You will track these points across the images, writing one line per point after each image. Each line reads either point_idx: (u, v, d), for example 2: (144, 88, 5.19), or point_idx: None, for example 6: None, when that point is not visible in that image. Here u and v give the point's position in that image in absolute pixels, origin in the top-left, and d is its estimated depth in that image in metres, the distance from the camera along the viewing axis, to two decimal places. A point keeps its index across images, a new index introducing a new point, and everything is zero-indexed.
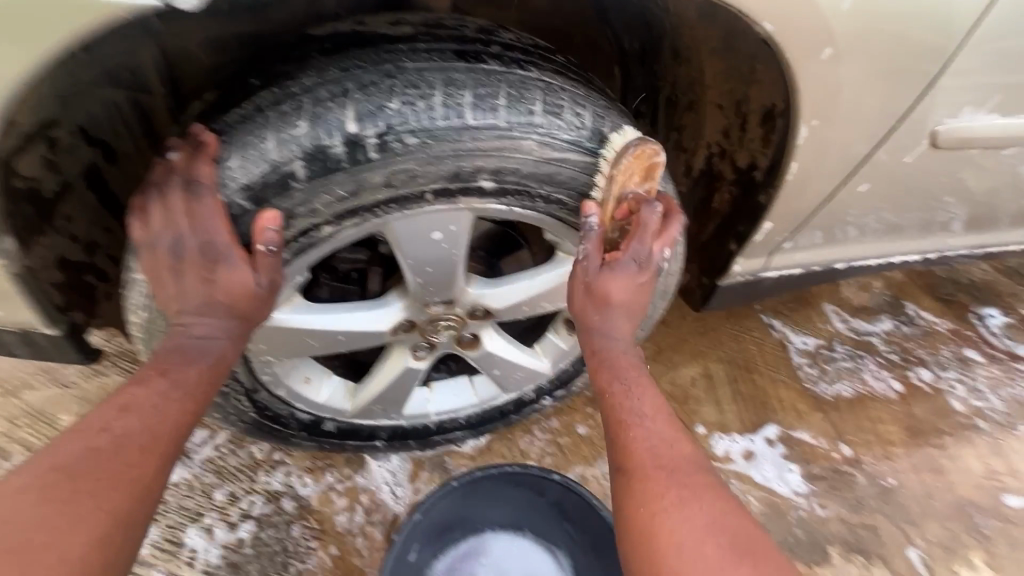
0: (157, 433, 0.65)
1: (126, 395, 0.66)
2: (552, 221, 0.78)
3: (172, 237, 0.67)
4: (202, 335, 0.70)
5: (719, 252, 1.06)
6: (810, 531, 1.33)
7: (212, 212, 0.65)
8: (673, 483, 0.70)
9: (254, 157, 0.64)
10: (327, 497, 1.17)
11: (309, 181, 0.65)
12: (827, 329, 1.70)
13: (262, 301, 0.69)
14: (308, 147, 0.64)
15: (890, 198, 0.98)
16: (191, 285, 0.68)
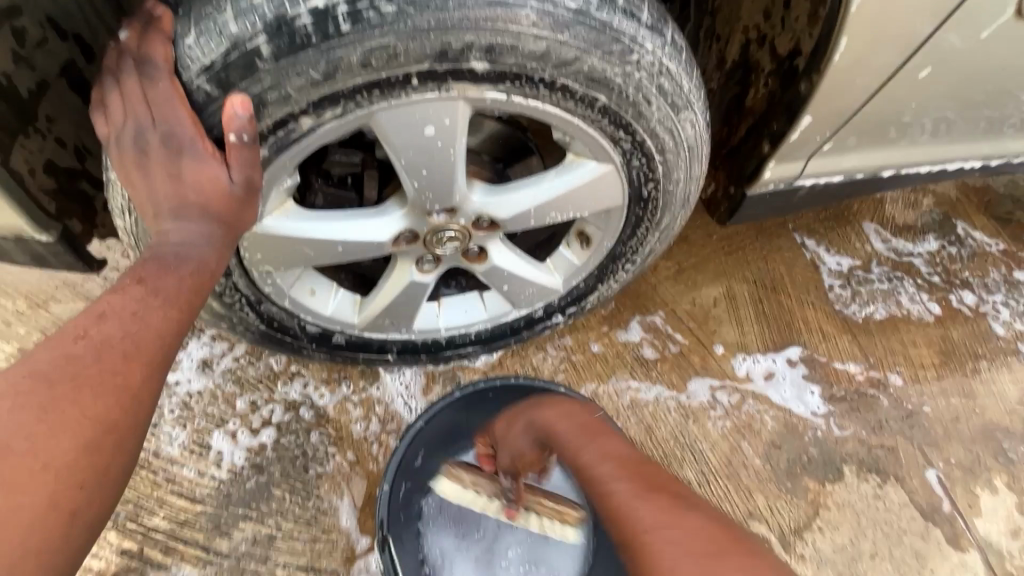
0: (141, 343, 0.58)
1: (106, 302, 0.59)
2: (557, 112, 0.70)
3: (133, 130, 0.61)
4: (179, 241, 0.63)
5: (749, 158, 0.96)
6: (827, 450, 1.30)
7: (172, 95, 0.60)
8: None
9: (217, 33, 0.58)
10: (342, 407, 1.20)
11: (276, 61, 0.58)
12: (865, 249, 1.59)
13: (238, 199, 0.64)
14: (273, 19, 0.57)
15: (958, 89, 0.84)
16: (160, 184, 0.62)
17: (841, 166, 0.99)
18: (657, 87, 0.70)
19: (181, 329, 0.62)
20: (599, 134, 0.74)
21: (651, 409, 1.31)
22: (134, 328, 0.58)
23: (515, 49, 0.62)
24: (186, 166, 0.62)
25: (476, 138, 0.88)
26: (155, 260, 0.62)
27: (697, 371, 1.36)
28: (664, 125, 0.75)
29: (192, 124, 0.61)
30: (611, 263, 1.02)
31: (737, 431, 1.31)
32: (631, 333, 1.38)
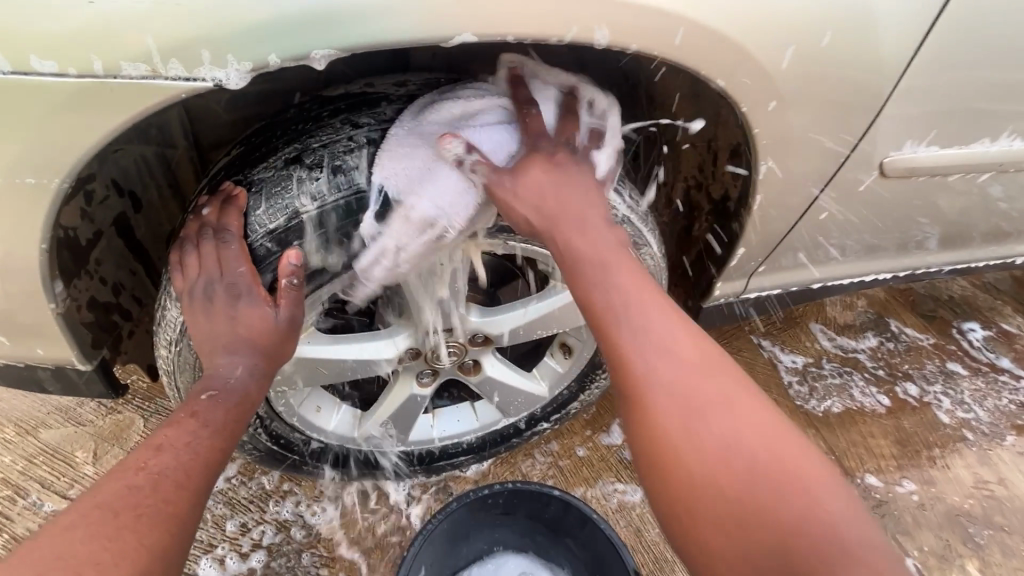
0: (195, 468, 0.70)
1: (163, 437, 0.71)
2: (544, 250, 0.88)
3: (203, 282, 0.77)
4: (229, 375, 0.79)
5: (701, 276, 1.14)
6: None
7: (239, 257, 0.76)
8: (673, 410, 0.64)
9: (281, 204, 0.74)
10: (334, 525, 1.20)
11: (333, 223, 0.76)
12: (815, 347, 1.77)
13: (283, 332, 0.79)
14: (331, 193, 0.74)
15: (856, 222, 1.06)
16: (221, 327, 0.78)
17: (778, 281, 1.18)
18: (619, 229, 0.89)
19: (221, 458, 0.74)
20: None
21: (639, 512, 1.34)
22: (184, 459, 0.69)
23: None
24: (244, 311, 0.77)
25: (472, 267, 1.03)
26: (208, 397, 0.77)
27: None
28: None
29: (253, 281, 0.77)
30: (592, 371, 1.13)
31: None
32: (613, 435, 1.45)
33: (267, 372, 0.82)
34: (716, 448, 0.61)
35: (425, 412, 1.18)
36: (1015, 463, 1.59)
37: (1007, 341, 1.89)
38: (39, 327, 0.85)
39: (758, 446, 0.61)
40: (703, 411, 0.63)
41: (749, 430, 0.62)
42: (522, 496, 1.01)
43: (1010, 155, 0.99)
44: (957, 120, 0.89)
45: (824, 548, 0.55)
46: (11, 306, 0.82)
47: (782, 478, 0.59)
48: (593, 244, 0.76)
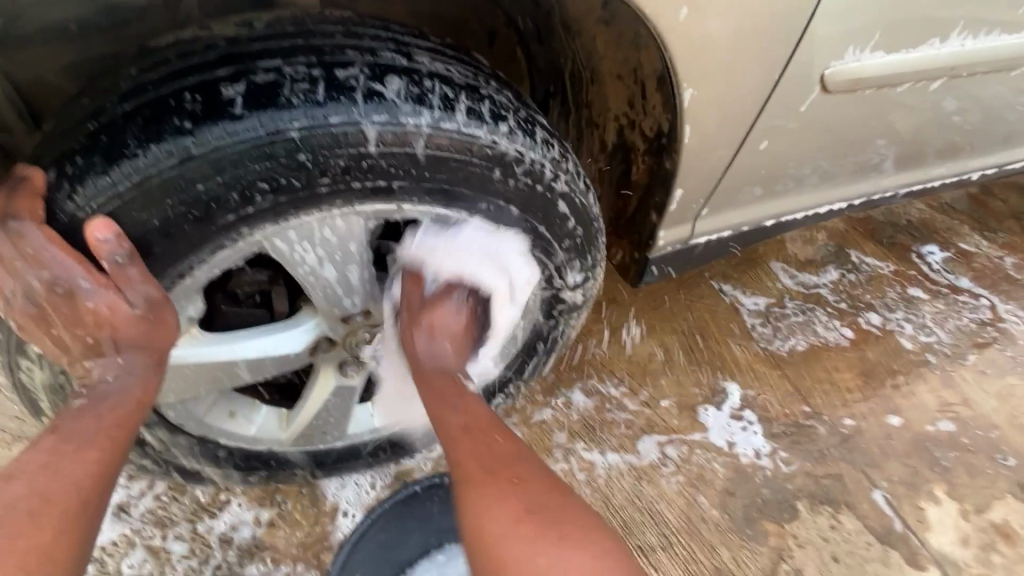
0: (52, 489, 0.59)
1: (31, 462, 0.60)
2: (452, 213, 0.71)
3: (21, 292, 0.61)
4: (107, 378, 0.68)
5: (643, 224, 1.04)
6: (778, 489, 1.31)
7: (47, 246, 0.58)
8: (479, 467, 0.77)
9: (86, 196, 0.57)
10: (278, 529, 1.11)
11: (165, 220, 0.59)
12: (776, 287, 1.71)
13: (147, 320, 0.63)
14: (147, 177, 0.57)
15: (802, 148, 0.97)
16: (67, 335, 0.66)
17: (726, 221, 1.09)
18: (539, 181, 0.75)
19: (102, 467, 0.63)
20: (496, 228, 0.77)
21: (604, 481, 1.27)
22: (44, 480, 0.59)
23: (402, 172, 0.64)
24: (62, 310, 0.63)
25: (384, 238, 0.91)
26: (84, 409, 0.66)
27: (644, 429, 1.36)
28: (566, 202, 0.79)
29: (75, 265, 0.60)
30: (538, 341, 1.03)
31: (691, 484, 1.29)
32: (574, 399, 1.38)
33: (146, 371, 0.68)
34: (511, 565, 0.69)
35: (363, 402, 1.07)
36: (976, 382, 1.58)
37: (965, 261, 1.87)
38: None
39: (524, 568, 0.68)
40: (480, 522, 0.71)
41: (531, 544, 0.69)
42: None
43: (959, 59, 0.91)
44: (901, 19, 0.80)
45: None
46: None
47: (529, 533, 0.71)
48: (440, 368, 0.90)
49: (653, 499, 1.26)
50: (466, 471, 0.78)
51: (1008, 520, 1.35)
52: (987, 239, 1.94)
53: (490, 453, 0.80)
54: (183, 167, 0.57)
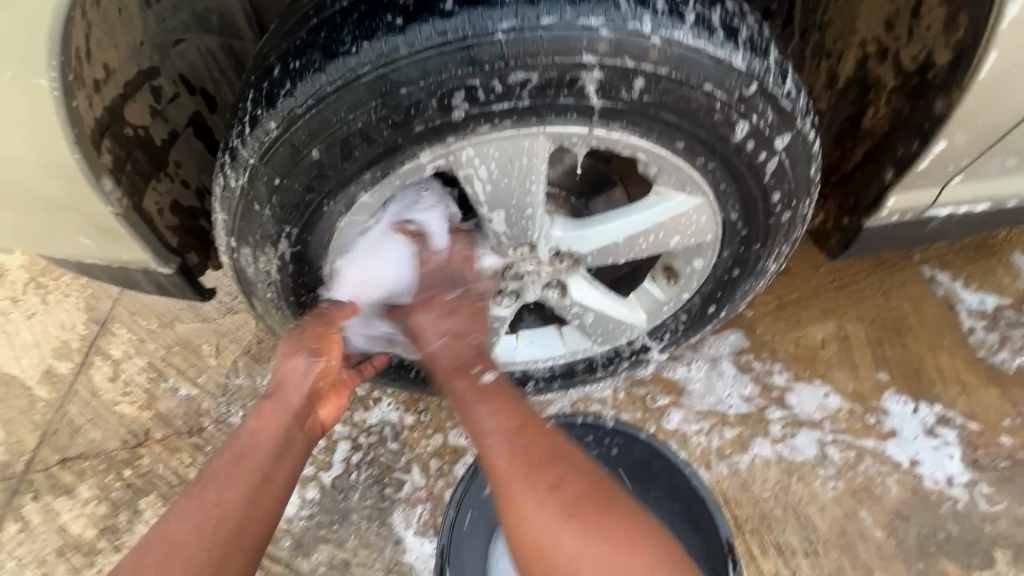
0: (244, 474, 0.69)
1: (217, 478, 0.69)
2: (648, 145, 0.63)
3: (242, 179, 0.64)
4: (304, 267, 0.74)
5: (867, 185, 0.84)
6: (970, 529, 1.07)
7: (273, 142, 0.61)
8: (517, 462, 0.68)
9: (298, 90, 0.58)
10: (419, 433, 1.18)
11: (368, 126, 0.59)
12: (1016, 286, 1.35)
13: (358, 215, 0.68)
14: (355, 76, 0.56)
15: None
16: (273, 229, 0.68)
17: (987, 192, 0.85)
18: (757, 116, 0.63)
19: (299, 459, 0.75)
20: (690, 168, 0.67)
21: (746, 467, 1.15)
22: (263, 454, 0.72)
23: (603, 91, 0.58)
24: (267, 201, 0.65)
25: (556, 170, 0.85)
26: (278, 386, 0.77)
27: (803, 422, 1.19)
28: (783, 143, 0.67)
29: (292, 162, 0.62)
30: (705, 301, 0.92)
31: (853, 494, 1.11)
32: (725, 372, 1.25)
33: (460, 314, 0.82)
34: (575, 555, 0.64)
35: (507, 333, 1.09)
36: None
37: None
38: (107, 230, 0.79)
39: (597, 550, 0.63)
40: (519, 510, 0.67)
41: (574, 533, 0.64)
42: (594, 430, 1.05)
43: None
44: None
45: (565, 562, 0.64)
46: (77, 215, 0.76)
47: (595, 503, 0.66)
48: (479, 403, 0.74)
49: (802, 499, 1.11)
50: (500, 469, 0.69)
51: None
52: None
53: (527, 456, 0.69)
54: (390, 70, 0.56)
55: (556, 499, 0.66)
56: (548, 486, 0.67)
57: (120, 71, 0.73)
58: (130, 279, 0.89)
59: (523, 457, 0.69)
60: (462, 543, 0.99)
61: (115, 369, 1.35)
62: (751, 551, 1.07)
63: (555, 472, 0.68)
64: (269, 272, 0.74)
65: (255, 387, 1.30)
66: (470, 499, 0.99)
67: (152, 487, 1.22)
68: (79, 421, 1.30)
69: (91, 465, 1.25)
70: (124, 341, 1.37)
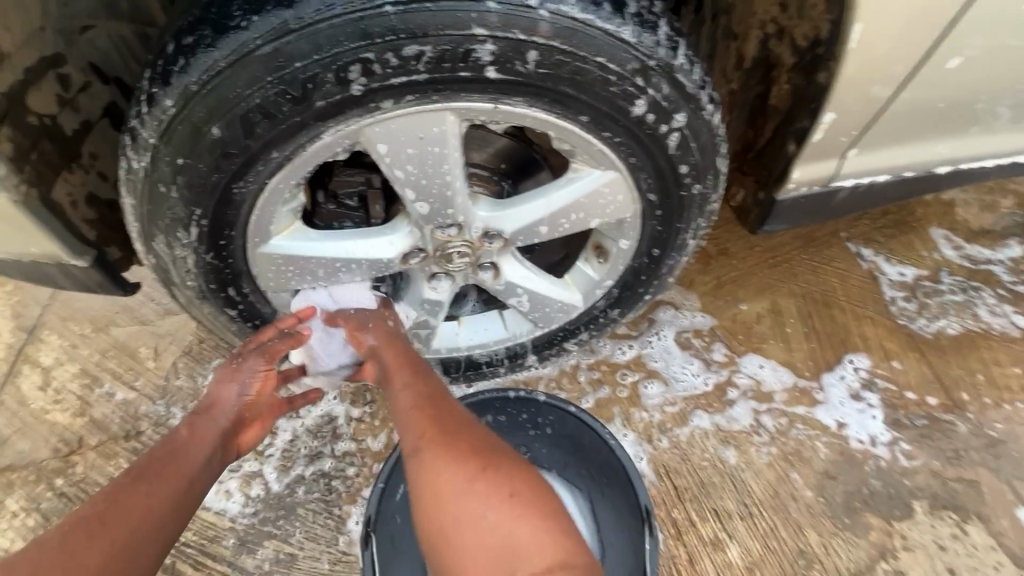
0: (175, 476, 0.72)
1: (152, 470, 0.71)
2: (552, 118, 0.67)
3: (144, 160, 0.64)
4: (220, 251, 0.73)
5: (775, 160, 0.89)
6: (892, 484, 1.13)
7: (172, 119, 0.60)
8: (436, 431, 0.74)
9: (193, 66, 0.58)
10: (365, 424, 1.18)
11: (268, 101, 0.59)
12: (932, 257, 1.44)
13: (274, 196, 0.68)
14: (249, 50, 0.57)
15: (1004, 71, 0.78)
16: (182, 213, 0.67)
17: (884, 164, 0.91)
18: (654, 89, 0.66)
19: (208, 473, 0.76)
20: (597, 142, 0.70)
21: (686, 439, 1.19)
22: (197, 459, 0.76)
23: (500, 64, 0.60)
24: (172, 183, 0.64)
25: (481, 152, 0.87)
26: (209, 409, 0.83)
27: (739, 393, 1.24)
28: (684, 116, 0.70)
29: (194, 141, 0.61)
30: (634, 277, 0.95)
31: (786, 459, 1.17)
32: (666, 349, 1.29)
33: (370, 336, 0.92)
34: (495, 527, 0.65)
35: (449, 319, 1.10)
36: None
37: None
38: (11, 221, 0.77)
39: (504, 516, 0.65)
40: (444, 496, 0.68)
41: (497, 504, 0.66)
42: (530, 405, 1.08)
43: None
44: None
45: (458, 529, 0.66)
46: None
47: (503, 469, 0.70)
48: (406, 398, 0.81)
49: (738, 465, 1.16)
50: (416, 431, 0.76)
51: None
52: None
53: (445, 430, 0.75)
54: (285, 45, 0.57)
55: (470, 472, 0.69)
56: (462, 444, 0.72)
57: (17, 56, 0.71)
58: (43, 275, 0.86)
59: (443, 433, 0.74)
60: (394, 516, 0.99)
61: (46, 376, 1.29)
62: (691, 518, 1.11)
63: (467, 434, 0.74)
64: (185, 259, 0.73)
65: (196, 387, 1.27)
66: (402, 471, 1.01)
67: (87, 495, 1.17)
68: (7, 432, 1.24)
69: (20, 476, 1.19)
70: (55, 347, 1.32)
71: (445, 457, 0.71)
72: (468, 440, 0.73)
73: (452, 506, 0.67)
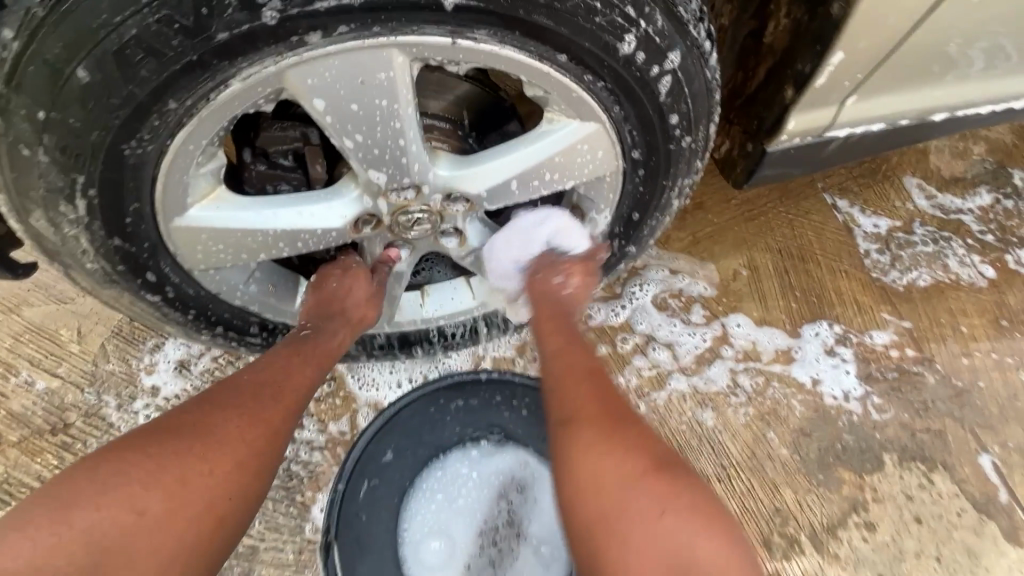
0: (242, 435, 0.69)
1: (213, 413, 0.69)
2: (524, 58, 0.57)
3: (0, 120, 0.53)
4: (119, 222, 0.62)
5: (768, 107, 0.80)
6: (864, 438, 1.14)
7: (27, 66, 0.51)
8: (612, 412, 0.68)
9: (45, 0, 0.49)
10: (324, 404, 1.09)
11: (146, 32, 0.49)
12: (906, 208, 1.41)
13: (176, 150, 0.57)
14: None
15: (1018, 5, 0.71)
16: (60, 175, 0.56)
17: (882, 110, 0.83)
18: (645, 22, 0.57)
19: (307, 394, 0.78)
20: (578, 87, 0.60)
21: (663, 403, 1.16)
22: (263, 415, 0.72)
23: None
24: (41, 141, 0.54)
25: (439, 100, 0.74)
26: (310, 338, 0.82)
27: (717, 354, 1.21)
28: (679, 56, 0.60)
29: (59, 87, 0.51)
30: (614, 241, 0.87)
31: (762, 418, 1.15)
32: (642, 311, 1.24)
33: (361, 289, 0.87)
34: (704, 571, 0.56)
35: (412, 290, 1.00)
36: None
37: None
38: None
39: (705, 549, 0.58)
40: (622, 527, 0.59)
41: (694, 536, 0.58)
42: (505, 385, 1.02)
43: None
44: None
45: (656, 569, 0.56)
46: None
47: (688, 489, 0.62)
48: (562, 346, 0.77)
49: (715, 427, 1.14)
50: (577, 405, 0.69)
51: None
52: None
53: (614, 421, 0.67)
54: None
55: (653, 509, 0.60)
56: (619, 422, 0.67)
57: None
58: None
59: (626, 447, 0.64)
60: (359, 514, 0.95)
61: None
62: None
63: (638, 430, 0.67)
64: (77, 233, 0.61)
65: (130, 371, 1.14)
66: (367, 463, 0.97)
67: (12, 496, 1.05)
68: None
69: None
70: None
71: (626, 489, 0.61)
72: (636, 432, 0.67)
73: (626, 532, 0.59)
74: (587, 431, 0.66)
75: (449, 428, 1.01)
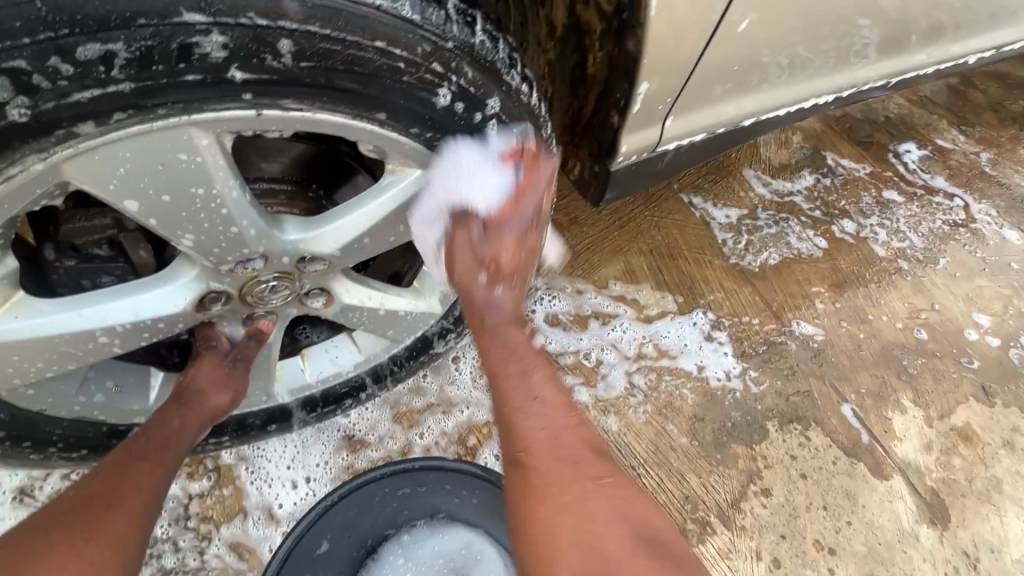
0: (94, 536, 0.61)
1: (55, 525, 0.61)
2: (336, 120, 0.58)
3: None
4: None
5: (602, 131, 0.87)
6: (748, 411, 1.25)
7: None
8: (560, 458, 0.65)
9: None
10: None
11: None
12: (749, 197, 1.59)
13: None
14: None
15: (781, 29, 0.83)
16: None
17: (700, 123, 0.93)
18: (455, 76, 0.60)
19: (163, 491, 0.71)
20: (407, 140, 0.62)
21: None
22: (120, 510, 0.65)
23: (242, 62, 0.51)
24: None
25: (276, 163, 0.72)
26: (147, 435, 0.74)
27: (611, 359, 1.27)
28: (498, 101, 0.64)
29: None
30: None
31: (660, 412, 1.22)
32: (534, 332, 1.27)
33: (217, 368, 0.80)
34: None
35: (289, 357, 0.96)
36: (946, 286, 1.53)
37: (942, 159, 1.81)
38: None
39: None
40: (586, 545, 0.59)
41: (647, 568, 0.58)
42: (440, 474, 0.96)
43: None
44: None
45: None
46: None
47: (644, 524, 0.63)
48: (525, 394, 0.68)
49: (620, 431, 1.19)
50: (536, 446, 0.65)
51: (970, 422, 1.30)
52: (963, 134, 1.89)
53: (569, 455, 0.66)
54: None
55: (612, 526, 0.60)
56: (567, 457, 0.65)
57: None
58: None
59: (583, 487, 0.63)
60: None
61: None
62: None
63: (593, 466, 0.66)
64: None
65: None
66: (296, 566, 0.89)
67: None
68: None
69: None
70: None
71: (583, 519, 0.60)
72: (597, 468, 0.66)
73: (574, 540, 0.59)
74: (553, 464, 0.64)
75: (377, 519, 0.95)
